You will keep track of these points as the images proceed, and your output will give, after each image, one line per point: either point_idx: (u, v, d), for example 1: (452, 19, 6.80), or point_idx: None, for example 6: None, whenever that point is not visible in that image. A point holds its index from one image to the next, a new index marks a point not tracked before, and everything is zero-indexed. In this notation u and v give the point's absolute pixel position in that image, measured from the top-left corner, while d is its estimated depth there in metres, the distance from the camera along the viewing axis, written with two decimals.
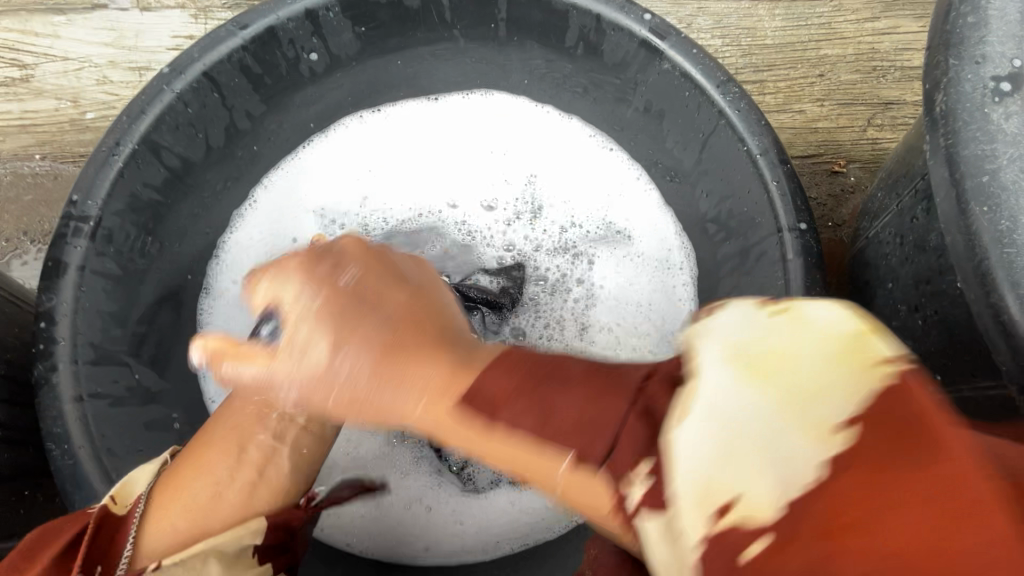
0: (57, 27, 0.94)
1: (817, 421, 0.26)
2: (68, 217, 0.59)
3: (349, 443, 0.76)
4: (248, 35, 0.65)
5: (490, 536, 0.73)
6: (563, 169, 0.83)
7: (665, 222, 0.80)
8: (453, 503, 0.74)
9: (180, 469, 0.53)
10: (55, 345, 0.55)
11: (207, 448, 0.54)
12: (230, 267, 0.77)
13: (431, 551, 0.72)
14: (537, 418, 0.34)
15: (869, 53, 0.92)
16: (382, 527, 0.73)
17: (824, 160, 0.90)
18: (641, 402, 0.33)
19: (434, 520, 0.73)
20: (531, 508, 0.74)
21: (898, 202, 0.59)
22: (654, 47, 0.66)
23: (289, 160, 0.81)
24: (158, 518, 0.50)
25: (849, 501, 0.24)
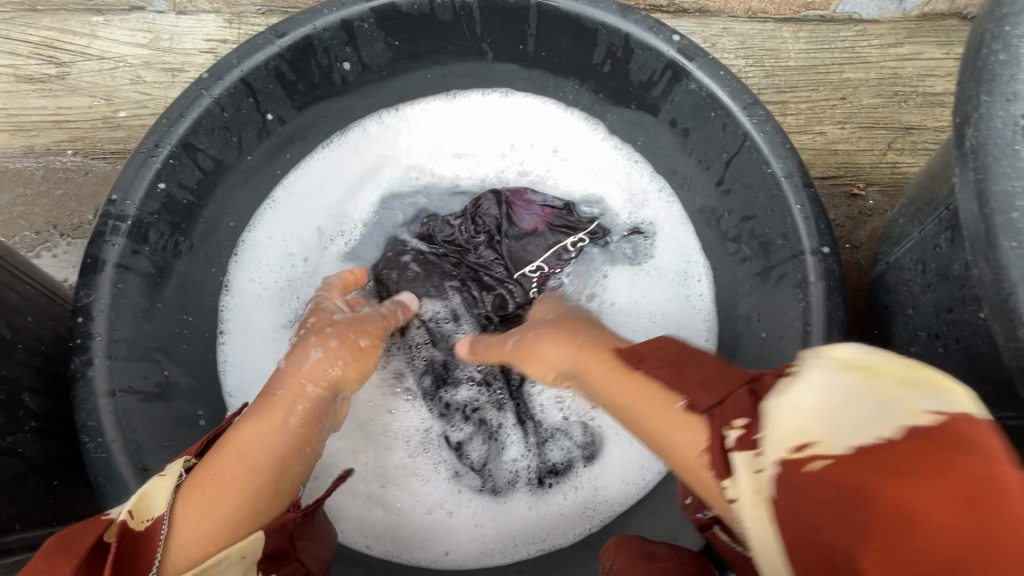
0: (95, 27, 0.96)
1: (906, 408, 0.30)
2: (107, 216, 0.60)
3: (371, 447, 0.77)
4: (285, 43, 0.67)
5: (510, 539, 0.74)
6: (580, 175, 0.85)
7: (681, 233, 0.81)
8: (474, 507, 0.75)
9: (216, 478, 0.48)
10: (91, 340, 0.57)
11: (246, 462, 0.50)
12: (250, 265, 0.79)
13: (451, 555, 0.73)
14: (670, 372, 0.44)
15: (891, 78, 0.93)
16: (403, 531, 0.74)
17: (843, 182, 0.91)
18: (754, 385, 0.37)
19: (457, 522, 0.75)
20: (550, 514, 0.75)
21: (921, 229, 0.60)
22: (681, 68, 0.67)
23: (309, 161, 0.82)
24: (196, 525, 0.44)
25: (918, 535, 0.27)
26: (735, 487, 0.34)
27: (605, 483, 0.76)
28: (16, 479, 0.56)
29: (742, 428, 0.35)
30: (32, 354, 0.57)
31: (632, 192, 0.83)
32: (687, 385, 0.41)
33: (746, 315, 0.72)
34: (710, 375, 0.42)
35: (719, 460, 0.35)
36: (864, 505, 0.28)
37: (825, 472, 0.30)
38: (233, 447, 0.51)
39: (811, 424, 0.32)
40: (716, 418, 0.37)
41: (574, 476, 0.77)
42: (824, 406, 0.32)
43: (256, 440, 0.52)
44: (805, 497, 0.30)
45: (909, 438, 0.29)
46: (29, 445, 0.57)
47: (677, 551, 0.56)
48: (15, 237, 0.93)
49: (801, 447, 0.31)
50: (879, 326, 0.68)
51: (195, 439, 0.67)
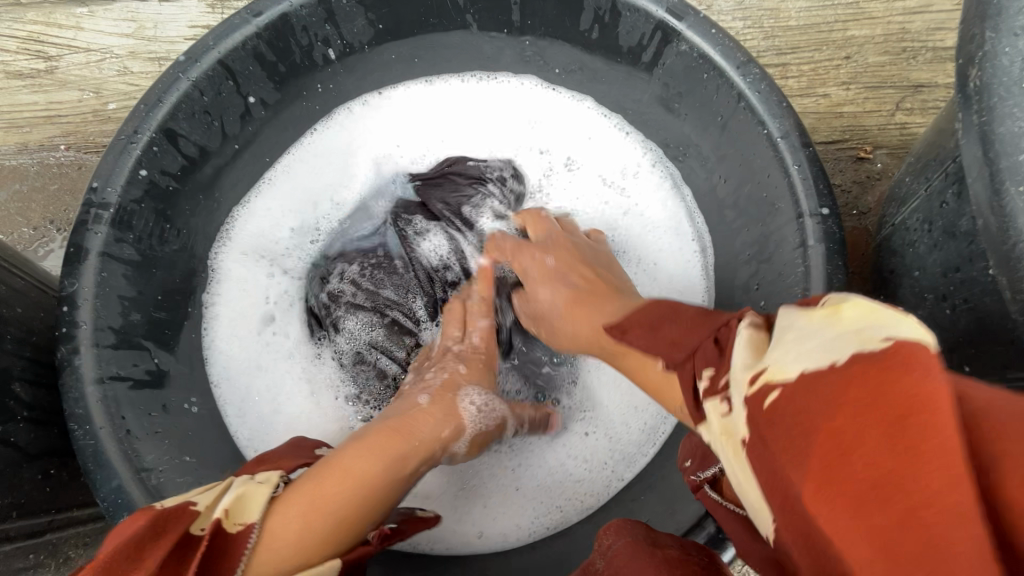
0: (80, 19, 0.96)
1: (836, 345, 0.28)
2: (89, 204, 0.60)
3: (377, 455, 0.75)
4: (262, 22, 0.65)
5: (540, 504, 0.73)
6: (569, 142, 0.83)
7: (674, 198, 0.78)
8: (498, 472, 0.76)
9: (317, 488, 0.47)
10: (77, 328, 0.57)
11: (348, 488, 0.48)
12: (237, 246, 0.77)
13: (486, 535, 0.72)
14: (649, 336, 0.46)
15: (899, 34, 0.88)
16: (430, 521, 0.73)
17: (849, 145, 0.87)
18: (720, 332, 0.38)
19: (483, 499, 0.75)
20: (575, 466, 0.75)
21: (928, 186, 0.57)
22: (671, 29, 0.65)
23: (297, 145, 0.80)
24: (280, 532, 0.44)
25: (831, 469, 0.25)
26: (710, 428, 0.36)
27: (620, 443, 0.75)
28: (10, 468, 0.56)
29: (706, 380, 0.36)
30: (21, 344, 0.58)
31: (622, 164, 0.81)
32: (659, 347, 0.44)
33: (745, 284, 0.69)
34: (692, 320, 0.44)
35: (693, 407, 0.38)
36: (785, 456, 0.27)
37: (778, 404, 0.28)
38: (339, 466, 0.50)
39: (740, 389, 0.32)
40: (688, 370, 0.39)
41: (583, 427, 0.77)
42: (745, 373, 0.32)
43: (362, 461, 0.51)
44: (760, 438, 0.29)
45: (801, 398, 0.27)
46: (22, 434, 0.57)
47: (684, 543, 0.53)
48: (14, 233, 0.94)
49: (755, 380, 0.31)
50: (885, 291, 0.65)
51: (189, 426, 0.66)
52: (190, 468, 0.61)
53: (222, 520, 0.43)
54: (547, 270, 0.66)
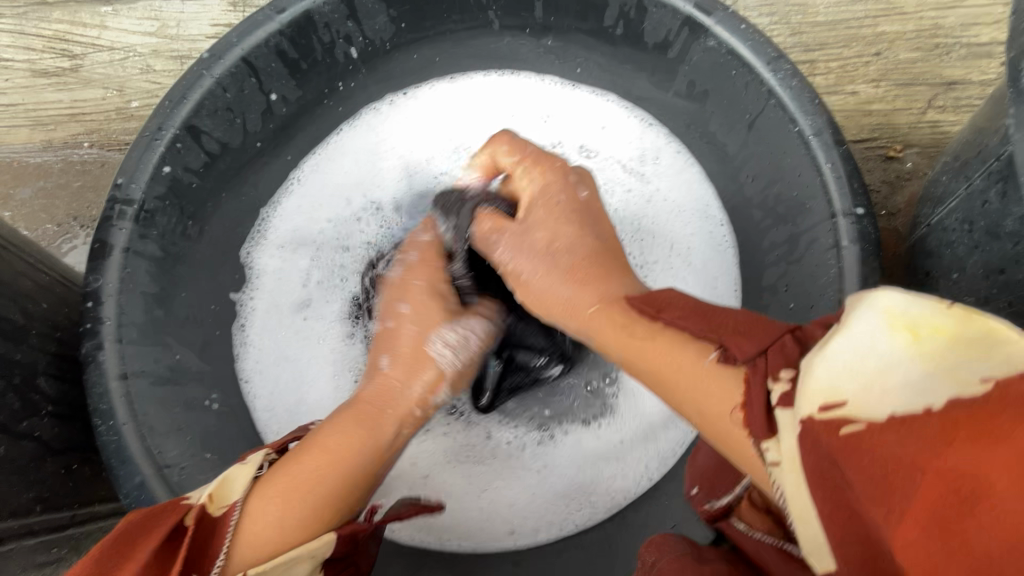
0: (105, 18, 0.97)
1: (947, 372, 0.29)
2: (113, 200, 0.60)
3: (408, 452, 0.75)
4: (285, 19, 0.65)
5: (571, 504, 0.72)
6: (588, 129, 0.79)
7: (701, 184, 0.75)
8: (530, 470, 0.74)
9: (290, 472, 0.46)
10: (101, 324, 0.57)
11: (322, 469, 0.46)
12: (271, 247, 0.76)
13: (517, 534, 0.70)
14: (702, 324, 0.42)
15: (931, 30, 0.86)
16: (459, 517, 0.72)
17: (879, 144, 0.85)
18: (796, 334, 0.38)
19: (511, 494, 0.73)
20: (611, 468, 0.73)
21: (967, 185, 0.55)
22: (699, 24, 0.63)
23: (326, 145, 0.79)
24: (255, 519, 0.43)
25: (925, 493, 0.27)
26: (780, 448, 0.34)
27: (658, 443, 0.73)
28: (34, 461, 0.56)
29: (787, 382, 0.35)
30: (45, 339, 0.58)
31: (643, 153, 0.77)
32: (726, 332, 0.40)
33: (773, 286, 0.68)
34: (751, 319, 0.41)
35: (758, 416, 0.35)
36: (876, 481, 0.29)
37: (859, 436, 0.30)
38: (319, 446, 0.48)
39: (834, 388, 0.32)
40: (757, 371, 0.37)
41: (620, 428, 0.75)
42: (838, 387, 0.32)
43: (338, 439, 0.49)
44: (836, 461, 0.30)
45: (904, 423, 0.29)
46: (46, 429, 0.58)
47: (731, 553, 0.51)
48: (38, 230, 0.95)
49: (831, 408, 0.31)
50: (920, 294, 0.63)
51: (209, 422, 0.66)
52: (211, 464, 0.61)
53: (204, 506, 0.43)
54: (564, 208, 0.55)
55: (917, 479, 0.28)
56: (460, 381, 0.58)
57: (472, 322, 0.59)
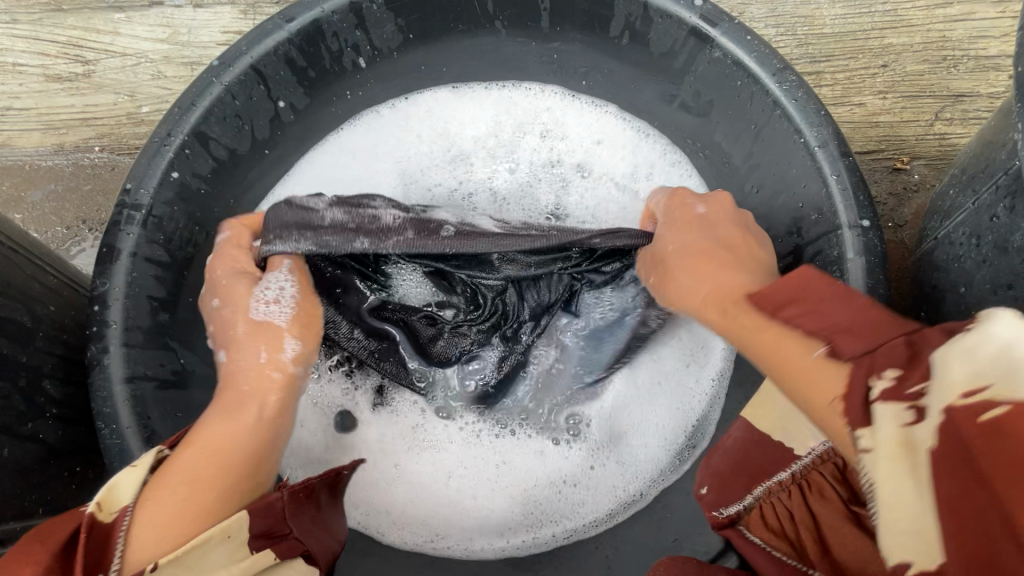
0: (118, 24, 0.98)
1: None
2: (122, 205, 0.61)
3: (375, 442, 0.73)
4: (294, 28, 0.66)
5: (536, 517, 0.72)
6: (587, 145, 0.80)
7: None
8: (495, 475, 0.74)
9: (180, 462, 0.45)
10: (107, 328, 0.57)
11: (212, 456, 0.46)
12: None
13: (476, 541, 0.72)
14: (821, 320, 0.41)
15: (939, 42, 0.85)
16: (428, 513, 0.72)
17: (886, 155, 0.85)
18: (914, 337, 0.35)
19: (481, 491, 0.73)
20: (584, 483, 0.73)
21: (975, 199, 0.55)
22: (704, 35, 0.64)
23: (327, 141, 0.79)
24: (150, 513, 0.42)
25: None
26: (875, 437, 0.32)
27: (636, 467, 0.73)
28: (38, 464, 0.57)
29: (892, 379, 0.34)
30: (51, 342, 0.59)
31: (636, 170, 0.78)
32: (836, 332, 0.39)
33: None
34: (866, 311, 0.40)
35: (855, 408, 0.34)
36: (1009, 462, 0.28)
37: (1005, 420, 0.29)
38: (200, 442, 0.47)
39: (979, 373, 0.30)
40: (862, 365, 0.36)
41: (601, 451, 0.74)
42: (989, 369, 0.30)
43: (224, 428, 0.48)
44: (959, 447, 0.30)
45: None
46: (50, 431, 0.58)
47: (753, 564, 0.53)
48: (48, 233, 0.97)
49: (973, 394, 0.30)
50: (926, 307, 0.63)
51: None
52: None
53: (95, 513, 0.41)
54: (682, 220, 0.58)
55: None
56: (303, 329, 0.56)
57: (278, 272, 0.57)
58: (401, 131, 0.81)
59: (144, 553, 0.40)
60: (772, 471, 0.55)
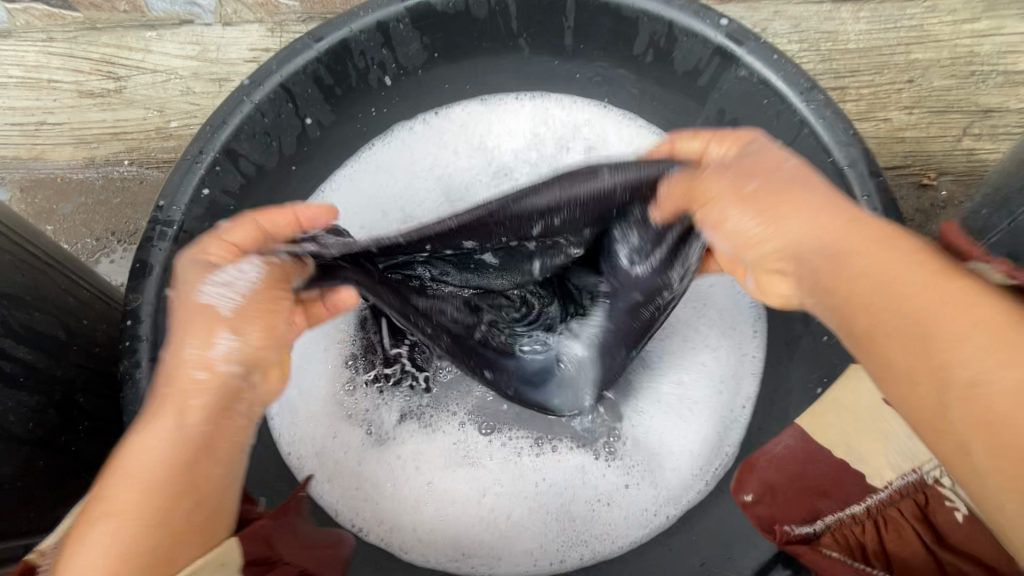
0: (149, 42, 1.00)
1: None
2: (155, 222, 0.62)
3: (409, 456, 0.74)
4: (322, 47, 0.67)
5: (562, 536, 0.72)
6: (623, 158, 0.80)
7: None
8: (526, 493, 0.73)
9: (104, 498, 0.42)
10: (138, 343, 0.58)
11: (132, 485, 0.42)
12: None
13: (503, 560, 0.71)
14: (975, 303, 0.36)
15: (967, 57, 0.84)
16: (457, 530, 0.72)
17: (912, 172, 0.84)
18: None
19: (514, 510, 0.73)
20: (616, 502, 0.72)
21: (1010, 220, 0.55)
22: (730, 54, 0.63)
23: (365, 155, 0.82)
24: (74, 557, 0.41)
25: None
26: None
27: (669, 489, 0.72)
28: (71, 476, 0.58)
29: None
30: (85, 356, 0.60)
31: None
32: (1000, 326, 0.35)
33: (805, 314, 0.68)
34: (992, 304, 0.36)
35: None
36: None
37: None
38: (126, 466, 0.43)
39: None
40: None
41: (635, 471, 0.73)
42: None
43: (149, 448, 0.44)
44: None
45: None
46: (83, 444, 0.59)
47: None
48: (78, 244, 0.99)
49: None
50: None
51: None
52: None
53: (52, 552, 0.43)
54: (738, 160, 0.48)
55: None
56: (247, 321, 0.47)
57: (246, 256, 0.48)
58: (437, 145, 0.83)
59: None
60: (836, 498, 0.57)
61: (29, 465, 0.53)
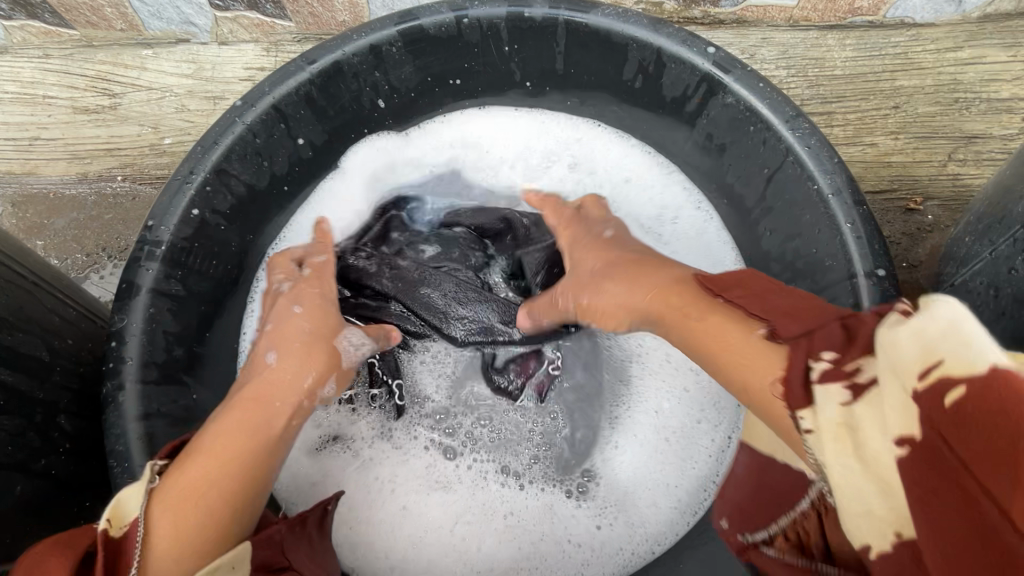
0: (145, 60, 1.01)
1: (978, 354, 0.28)
2: (143, 242, 0.62)
3: (376, 478, 0.73)
4: (315, 69, 0.68)
5: (536, 562, 0.71)
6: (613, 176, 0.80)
7: (721, 235, 0.76)
8: (500, 516, 0.73)
9: (190, 473, 0.46)
10: (123, 364, 0.58)
11: (219, 466, 0.47)
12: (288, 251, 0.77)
13: None
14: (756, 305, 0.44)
15: (950, 84, 0.86)
16: (427, 556, 0.71)
17: (898, 196, 0.85)
18: (848, 324, 0.37)
19: (485, 532, 0.72)
20: (589, 528, 0.72)
21: (991, 250, 0.55)
22: (717, 81, 0.65)
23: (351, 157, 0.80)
24: (162, 536, 0.43)
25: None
26: (817, 417, 0.34)
27: (643, 517, 0.72)
28: (50, 500, 0.57)
29: (828, 361, 0.35)
30: (69, 377, 0.59)
31: (664, 208, 0.78)
32: (772, 313, 0.42)
33: None
34: (792, 304, 0.42)
35: (796, 388, 0.36)
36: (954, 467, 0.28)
37: (965, 404, 0.28)
38: (214, 448, 0.48)
39: (918, 353, 0.30)
40: (799, 348, 0.38)
41: (607, 498, 0.73)
42: (912, 354, 0.30)
43: (233, 436, 0.49)
44: (929, 448, 0.29)
45: (981, 405, 0.27)
46: (63, 466, 0.58)
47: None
48: (68, 259, 0.99)
49: (924, 376, 0.29)
50: None
51: None
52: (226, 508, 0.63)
53: (107, 530, 0.42)
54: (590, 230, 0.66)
55: (990, 448, 0.27)
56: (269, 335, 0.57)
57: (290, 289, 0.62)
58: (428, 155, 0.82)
59: (165, 567, 0.43)
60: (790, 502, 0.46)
61: (5, 489, 0.52)
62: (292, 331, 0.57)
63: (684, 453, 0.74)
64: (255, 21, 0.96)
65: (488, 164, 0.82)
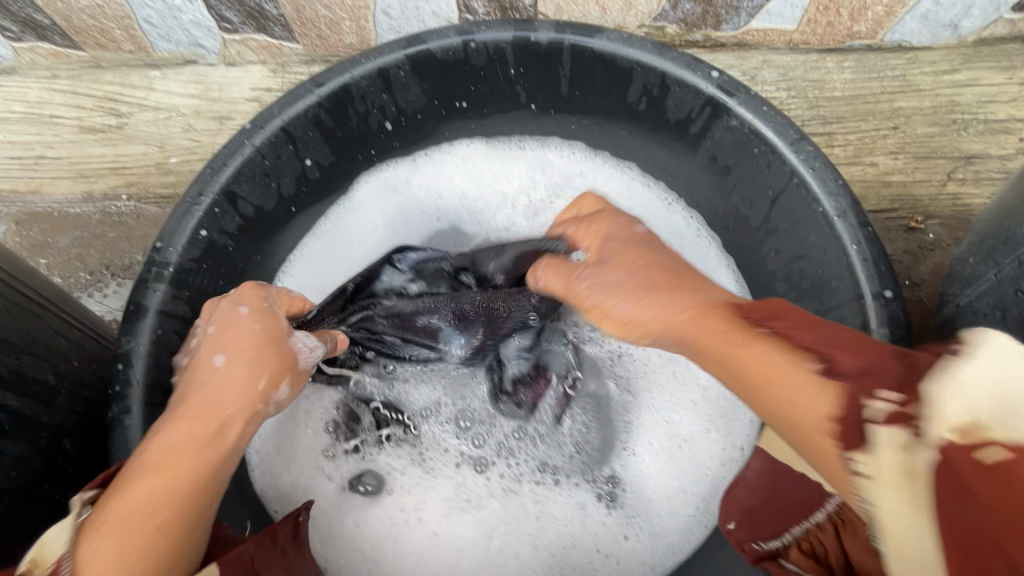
0: (152, 80, 1.02)
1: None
2: (151, 263, 0.62)
3: (404, 506, 0.73)
4: (323, 93, 0.69)
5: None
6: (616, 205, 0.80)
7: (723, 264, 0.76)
8: (533, 534, 0.73)
9: (126, 496, 0.46)
10: (129, 387, 0.58)
11: (157, 485, 0.47)
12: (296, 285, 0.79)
13: None
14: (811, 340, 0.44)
15: (948, 106, 0.87)
16: None
17: (899, 215, 0.86)
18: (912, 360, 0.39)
19: (520, 549, 0.73)
20: (619, 549, 0.72)
21: (996, 271, 0.56)
22: (721, 104, 0.65)
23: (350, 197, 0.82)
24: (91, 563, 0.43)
25: None
26: (875, 462, 0.35)
27: (664, 535, 0.72)
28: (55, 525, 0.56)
29: (893, 403, 0.36)
30: (74, 400, 0.59)
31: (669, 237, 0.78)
32: (825, 347, 0.43)
33: None
34: (845, 338, 0.44)
35: (853, 429, 0.37)
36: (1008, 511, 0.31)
37: (1006, 462, 0.31)
38: (156, 464, 0.48)
39: (979, 399, 0.33)
40: (860, 384, 0.39)
41: (630, 515, 0.73)
42: (969, 390, 0.33)
43: (171, 451, 0.49)
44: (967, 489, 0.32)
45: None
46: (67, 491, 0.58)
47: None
48: (71, 278, 0.99)
49: (968, 426, 0.32)
50: None
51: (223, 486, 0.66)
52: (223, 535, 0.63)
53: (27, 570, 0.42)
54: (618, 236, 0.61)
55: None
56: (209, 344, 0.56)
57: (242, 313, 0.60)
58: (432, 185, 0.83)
59: None
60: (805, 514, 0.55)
61: (11, 516, 0.52)
62: (241, 333, 0.56)
63: (702, 467, 0.74)
64: (263, 44, 0.97)
65: (491, 192, 0.83)
